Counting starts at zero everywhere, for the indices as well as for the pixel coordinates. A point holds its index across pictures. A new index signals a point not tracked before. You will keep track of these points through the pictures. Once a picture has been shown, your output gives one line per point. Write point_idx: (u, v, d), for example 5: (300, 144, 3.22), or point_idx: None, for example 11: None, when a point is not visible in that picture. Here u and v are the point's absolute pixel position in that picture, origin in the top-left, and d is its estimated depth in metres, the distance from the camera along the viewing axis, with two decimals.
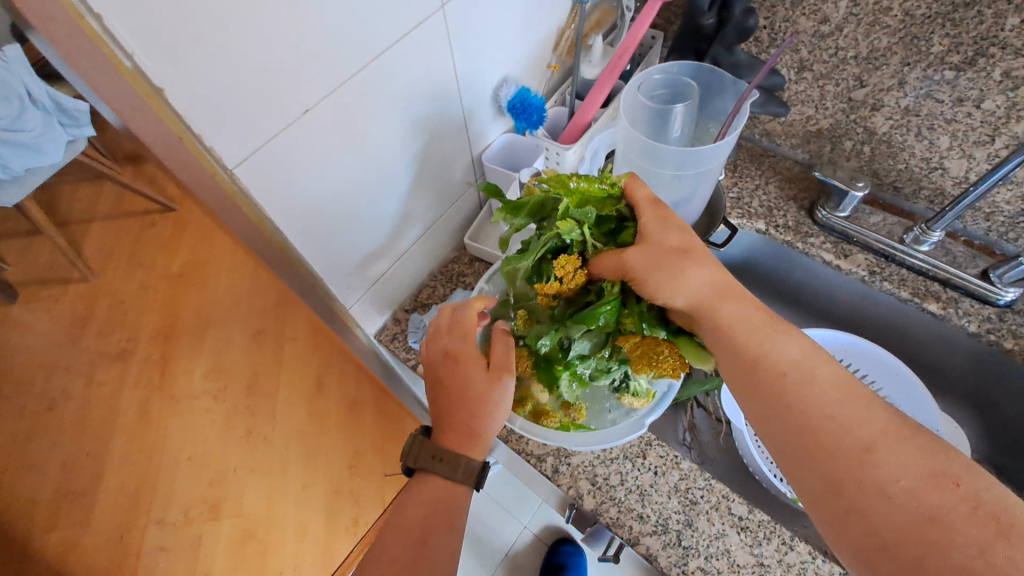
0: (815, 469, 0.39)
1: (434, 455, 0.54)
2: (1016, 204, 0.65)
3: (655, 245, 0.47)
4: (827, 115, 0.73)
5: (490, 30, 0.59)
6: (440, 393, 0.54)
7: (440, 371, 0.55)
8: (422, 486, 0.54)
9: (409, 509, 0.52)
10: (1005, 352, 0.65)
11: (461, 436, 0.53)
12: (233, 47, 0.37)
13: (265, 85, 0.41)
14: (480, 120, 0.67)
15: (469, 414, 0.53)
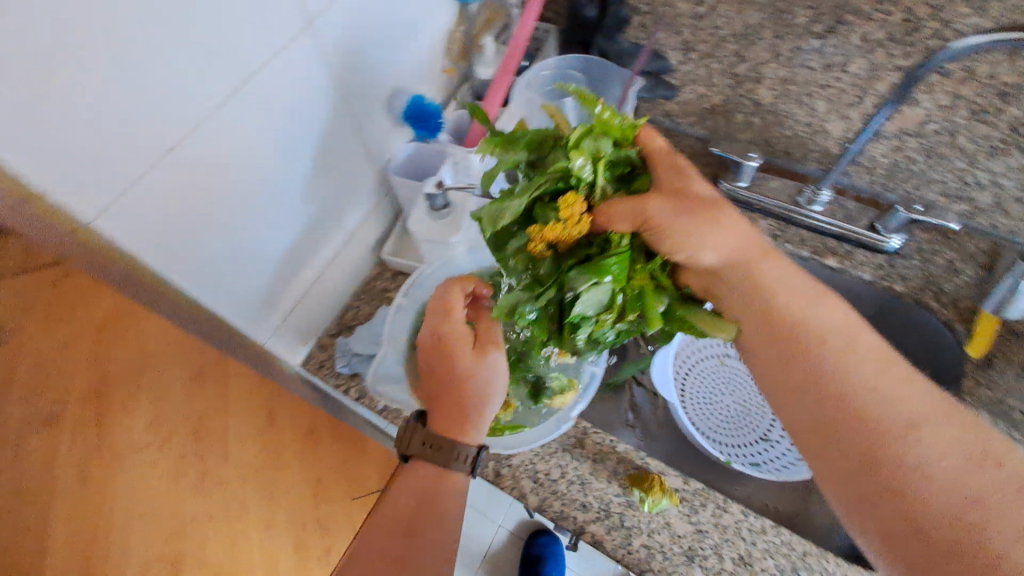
0: (849, 451, 0.41)
1: (427, 443, 0.51)
2: (890, 156, 0.71)
3: (684, 195, 0.46)
4: (718, 92, 0.76)
5: (367, 40, 0.58)
6: (434, 375, 0.53)
7: (433, 355, 0.54)
8: (414, 474, 0.52)
9: (400, 500, 0.51)
10: (897, 295, 0.71)
11: (455, 420, 0.52)
12: (67, 98, 0.34)
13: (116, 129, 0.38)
14: (376, 134, 0.66)
15: (461, 396, 0.52)
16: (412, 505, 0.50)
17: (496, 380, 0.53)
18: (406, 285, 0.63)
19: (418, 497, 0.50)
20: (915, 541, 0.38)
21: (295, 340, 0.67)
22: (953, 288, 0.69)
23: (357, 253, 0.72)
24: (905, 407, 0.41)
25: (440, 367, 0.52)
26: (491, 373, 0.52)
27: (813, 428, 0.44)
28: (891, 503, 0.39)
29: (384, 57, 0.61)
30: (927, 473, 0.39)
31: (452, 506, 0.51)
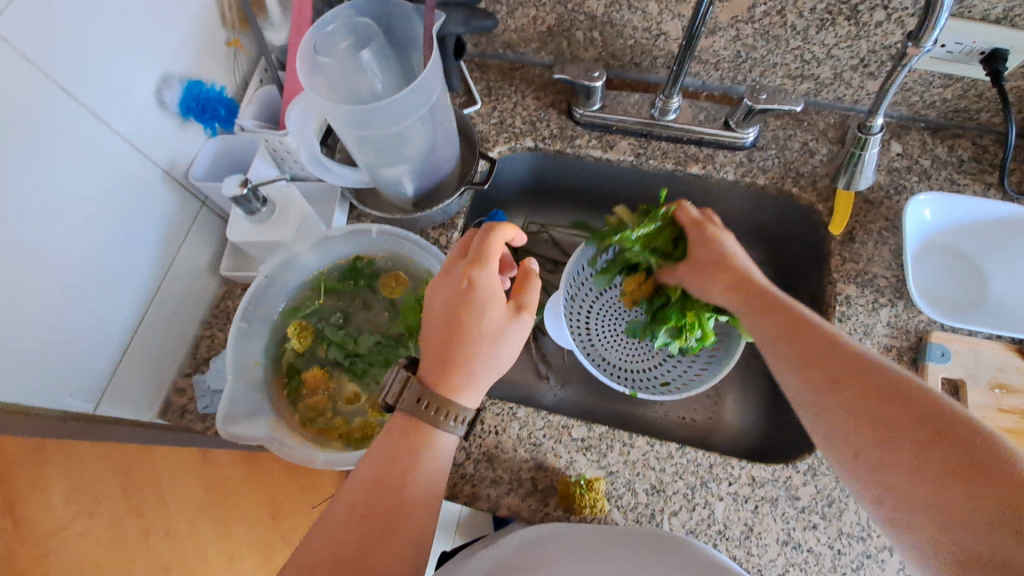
0: (914, 462, 0.37)
1: (417, 399, 0.44)
2: (731, 48, 0.67)
3: (697, 261, 0.62)
4: (549, 11, 0.69)
5: (94, 30, 0.46)
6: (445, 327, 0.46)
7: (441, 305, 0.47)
8: (390, 436, 0.44)
9: (372, 462, 0.43)
10: (762, 189, 0.70)
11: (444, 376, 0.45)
12: None
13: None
14: (159, 137, 0.55)
15: (470, 346, 0.45)
16: (398, 465, 0.43)
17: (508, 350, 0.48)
18: (242, 306, 0.55)
19: (394, 460, 0.43)
20: (883, 434, 0.39)
21: (140, 394, 0.59)
22: (810, 170, 0.69)
23: (190, 278, 0.63)
24: (828, 346, 0.46)
25: (470, 313, 0.46)
26: (520, 336, 0.48)
27: (797, 355, 0.47)
28: (869, 408, 0.40)
29: (132, 48, 0.50)
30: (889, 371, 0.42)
31: (434, 471, 0.44)
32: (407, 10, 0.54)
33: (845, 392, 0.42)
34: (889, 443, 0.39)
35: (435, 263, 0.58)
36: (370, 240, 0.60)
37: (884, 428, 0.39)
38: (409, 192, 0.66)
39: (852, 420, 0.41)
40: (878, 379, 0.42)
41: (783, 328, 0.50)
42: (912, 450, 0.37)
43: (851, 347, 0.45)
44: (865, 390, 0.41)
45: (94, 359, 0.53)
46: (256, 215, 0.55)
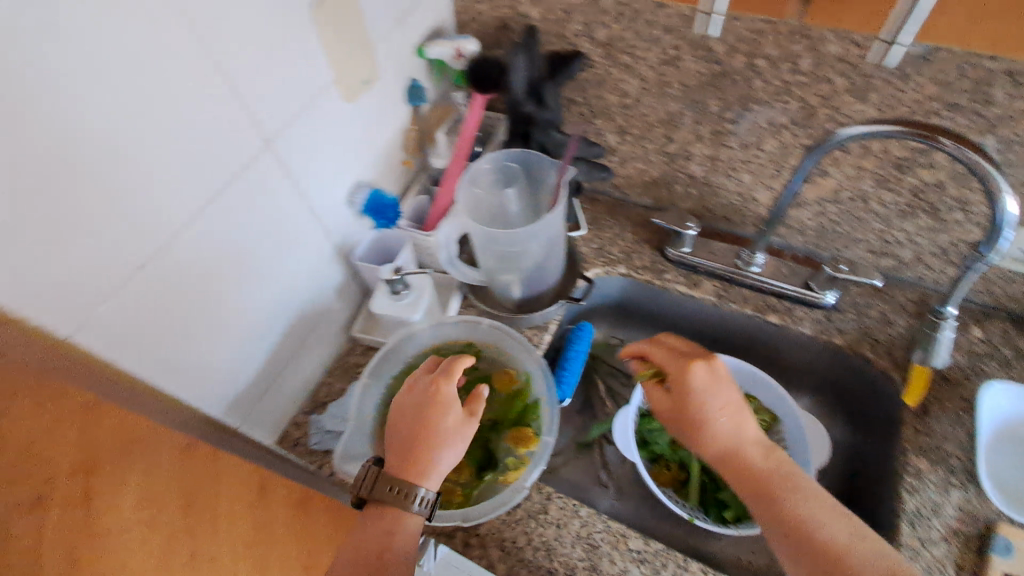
0: None
1: (389, 488, 0.54)
2: (816, 220, 0.76)
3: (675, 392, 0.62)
4: (655, 168, 0.83)
5: (325, 150, 0.64)
6: (431, 423, 0.57)
7: (411, 408, 0.59)
8: (368, 521, 0.54)
9: (374, 537, 0.53)
10: (837, 347, 0.75)
11: (414, 452, 0.56)
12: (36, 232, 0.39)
13: (83, 248, 0.43)
14: (342, 225, 0.72)
15: (428, 441, 0.56)
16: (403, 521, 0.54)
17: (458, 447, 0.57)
18: (370, 364, 0.68)
19: (383, 537, 0.53)
20: (817, 516, 0.51)
21: (270, 422, 0.71)
22: (886, 337, 0.74)
23: (331, 334, 0.77)
24: (758, 460, 0.57)
25: (431, 413, 0.57)
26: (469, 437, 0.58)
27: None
28: None
29: (344, 164, 0.68)
30: (797, 475, 0.56)
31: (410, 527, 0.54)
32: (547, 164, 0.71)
33: (777, 491, 0.54)
34: (819, 520, 0.51)
35: (530, 363, 0.69)
36: (479, 330, 0.72)
37: (814, 512, 0.52)
38: (514, 296, 0.78)
39: (794, 512, 0.52)
40: (800, 480, 0.55)
41: (793, 544, 0.51)
42: (836, 527, 0.50)
43: (853, 560, 0.48)
44: (794, 482, 0.55)
45: (252, 387, 0.66)
46: (396, 296, 0.70)
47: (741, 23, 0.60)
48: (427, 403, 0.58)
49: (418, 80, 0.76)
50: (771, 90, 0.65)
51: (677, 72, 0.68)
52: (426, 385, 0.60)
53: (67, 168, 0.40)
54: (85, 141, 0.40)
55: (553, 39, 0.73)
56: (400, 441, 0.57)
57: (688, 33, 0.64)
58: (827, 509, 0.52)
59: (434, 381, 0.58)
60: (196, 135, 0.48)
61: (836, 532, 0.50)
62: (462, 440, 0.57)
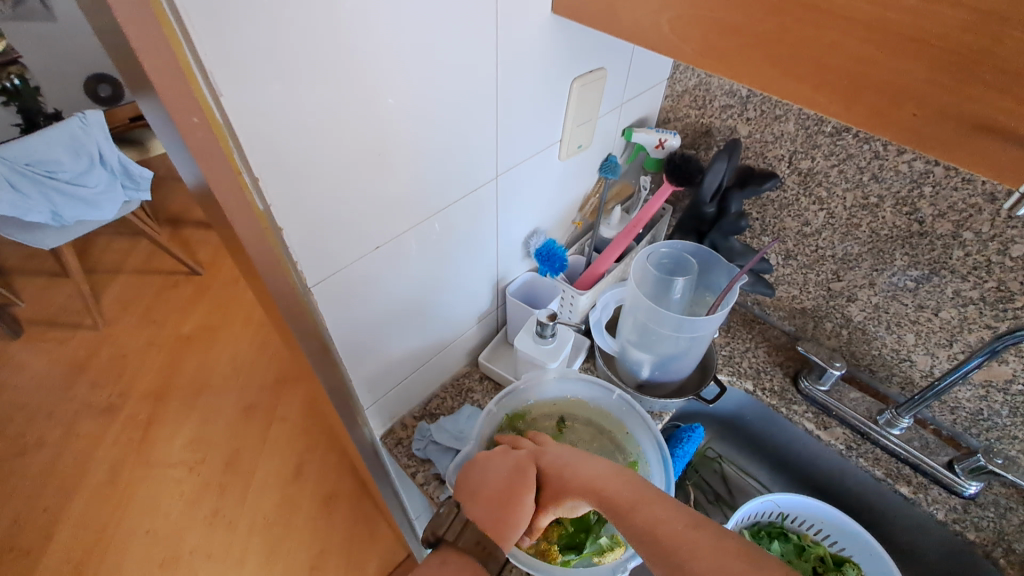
0: None
1: (475, 542, 0.51)
2: (975, 402, 0.72)
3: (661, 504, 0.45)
4: (810, 298, 0.84)
5: (525, 192, 0.71)
6: (516, 493, 0.53)
7: (499, 472, 0.56)
8: (442, 565, 0.51)
9: None
10: (969, 543, 0.68)
11: (498, 516, 0.53)
12: (327, 194, 0.47)
13: (350, 218, 0.50)
14: (510, 260, 0.78)
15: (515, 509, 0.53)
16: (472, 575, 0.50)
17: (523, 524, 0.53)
18: (500, 395, 0.71)
19: None
20: (682, 542, 0.41)
21: (386, 412, 0.75)
22: None
23: (461, 352, 0.82)
24: (610, 488, 0.48)
25: (517, 482, 0.54)
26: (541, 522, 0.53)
27: None
28: None
29: (534, 210, 0.76)
30: (635, 503, 0.45)
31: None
32: (721, 266, 0.76)
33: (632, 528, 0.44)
34: (681, 552, 0.41)
35: (648, 443, 0.68)
36: (609, 399, 0.72)
37: (695, 542, 0.41)
38: (641, 376, 0.79)
39: (643, 537, 0.43)
40: (641, 509, 0.45)
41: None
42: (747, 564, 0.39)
43: None
44: (663, 503, 0.45)
45: (392, 377, 0.71)
46: (541, 339, 0.74)
47: (957, 192, 0.62)
48: (516, 471, 0.55)
49: (615, 156, 0.83)
50: (968, 263, 0.65)
51: (871, 219, 0.71)
52: (520, 454, 0.57)
53: (373, 156, 0.49)
54: (392, 139, 0.49)
55: (751, 155, 0.79)
56: (480, 501, 0.54)
57: (897, 187, 0.67)
58: (712, 542, 0.41)
59: (523, 459, 0.56)
60: (456, 155, 0.57)
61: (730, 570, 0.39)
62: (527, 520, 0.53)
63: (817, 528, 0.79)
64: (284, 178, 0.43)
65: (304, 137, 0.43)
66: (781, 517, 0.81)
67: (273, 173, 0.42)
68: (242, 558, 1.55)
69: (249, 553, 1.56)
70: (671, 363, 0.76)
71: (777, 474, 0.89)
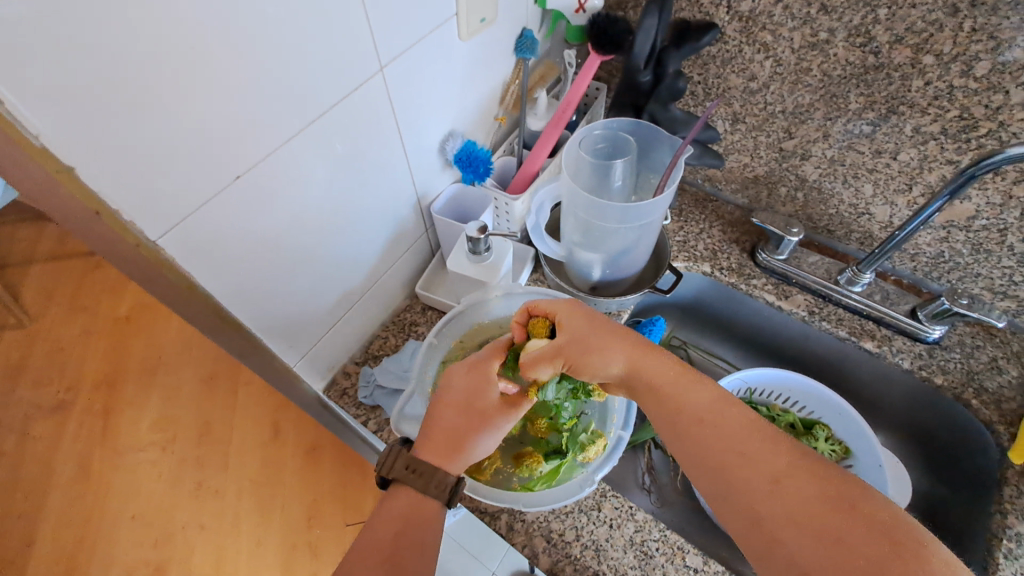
0: None
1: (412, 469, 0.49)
2: (935, 246, 0.69)
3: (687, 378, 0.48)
4: (762, 163, 0.77)
5: (428, 87, 0.60)
6: (465, 401, 0.52)
7: (448, 384, 0.54)
8: (388, 504, 0.48)
9: (382, 530, 0.46)
10: (935, 387, 0.68)
11: (446, 433, 0.51)
12: (138, 115, 0.35)
13: (188, 144, 0.39)
14: (428, 173, 0.67)
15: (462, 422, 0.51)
16: (419, 511, 0.47)
17: (481, 430, 0.52)
18: (438, 324, 0.63)
19: (400, 526, 0.46)
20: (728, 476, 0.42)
21: (322, 364, 0.67)
22: (996, 385, 0.66)
23: (396, 284, 0.74)
24: (645, 365, 0.49)
25: (477, 385, 0.52)
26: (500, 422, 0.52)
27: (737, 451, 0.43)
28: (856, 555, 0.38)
29: (446, 107, 0.64)
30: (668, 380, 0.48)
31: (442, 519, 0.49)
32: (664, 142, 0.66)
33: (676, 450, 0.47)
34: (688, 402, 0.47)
35: None
36: None
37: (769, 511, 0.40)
38: (592, 277, 0.73)
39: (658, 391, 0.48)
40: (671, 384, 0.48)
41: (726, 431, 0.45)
42: (825, 554, 0.37)
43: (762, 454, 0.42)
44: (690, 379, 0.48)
45: (315, 327, 0.62)
46: (476, 256, 0.65)
47: (918, 11, 0.54)
48: (470, 376, 0.53)
49: (531, 30, 0.70)
50: (928, 94, 0.58)
51: (822, 59, 0.62)
52: (468, 363, 0.55)
53: (194, 54, 0.36)
54: (215, 27, 0.37)
55: (685, 5, 0.68)
56: (442, 419, 0.52)
57: (849, 15, 0.58)
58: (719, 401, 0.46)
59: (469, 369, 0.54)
60: (318, 45, 0.45)
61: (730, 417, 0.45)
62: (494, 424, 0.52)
63: (785, 396, 0.79)
64: (60, 99, 0.31)
65: (69, 36, 0.30)
66: (748, 392, 0.80)
67: (37, 97, 0.30)
68: (239, 523, 1.58)
69: (243, 519, 1.56)
70: (621, 258, 0.70)
71: (745, 352, 0.87)
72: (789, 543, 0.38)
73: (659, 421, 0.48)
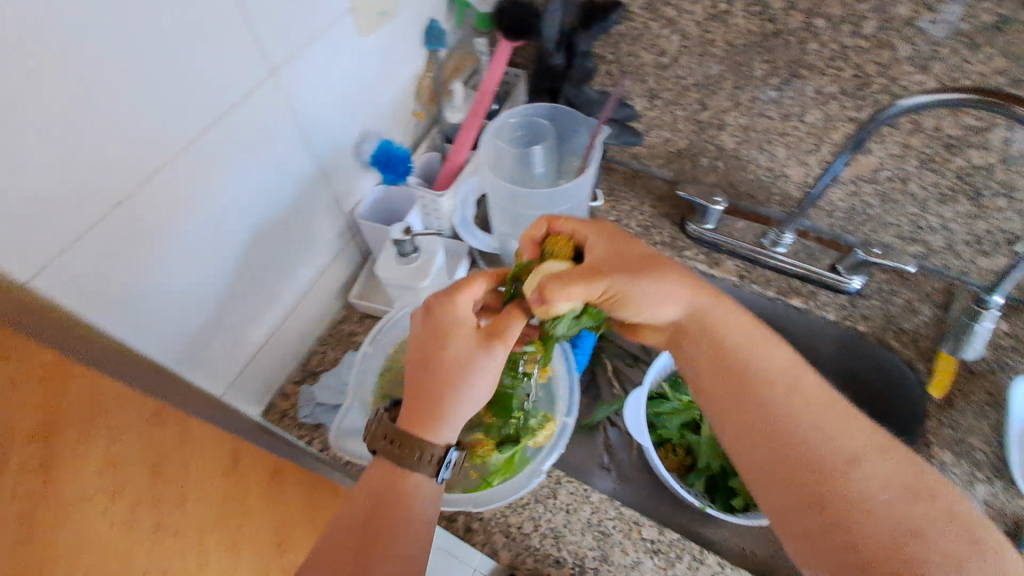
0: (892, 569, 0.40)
1: (391, 441, 0.46)
2: (848, 201, 0.73)
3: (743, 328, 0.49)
4: (682, 137, 0.78)
5: (332, 88, 0.57)
6: (431, 350, 0.47)
7: (415, 333, 0.49)
8: (366, 480, 0.46)
9: (355, 510, 0.44)
10: (860, 334, 0.72)
11: (419, 388, 0.47)
12: None
13: (51, 172, 0.36)
14: (344, 177, 0.65)
15: (434, 373, 0.46)
16: (398, 482, 0.45)
17: (456, 375, 0.46)
18: (371, 332, 0.61)
19: (375, 504, 0.44)
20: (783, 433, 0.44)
21: (256, 388, 0.64)
22: (912, 326, 0.71)
23: (327, 296, 0.71)
24: (725, 319, 0.49)
25: (447, 343, 0.47)
26: (485, 365, 0.46)
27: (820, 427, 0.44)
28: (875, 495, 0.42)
29: (356, 107, 0.61)
30: (722, 327, 0.48)
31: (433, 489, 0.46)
32: (582, 124, 0.66)
33: (715, 406, 0.48)
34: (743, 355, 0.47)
35: None
36: None
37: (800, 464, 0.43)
38: None
39: (732, 347, 0.48)
40: (728, 332, 0.48)
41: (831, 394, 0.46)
42: (887, 504, 0.40)
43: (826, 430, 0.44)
44: (760, 339, 0.48)
45: (239, 350, 0.59)
46: (404, 259, 0.63)
47: None
48: (438, 333, 0.47)
49: (438, 21, 0.67)
50: (824, 55, 0.60)
51: (724, 30, 0.63)
52: (436, 301, 0.48)
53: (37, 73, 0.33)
54: (60, 41, 0.33)
55: None
56: (419, 379, 0.47)
57: None
58: (765, 349, 0.48)
59: (433, 308, 0.48)
60: (192, 53, 0.42)
61: (804, 378, 0.46)
62: (467, 357, 0.46)
63: None
64: None
65: None
66: None
67: None
68: None
69: None
70: None
71: None
72: (851, 511, 0.41)
73: (709, 371, 0.49)
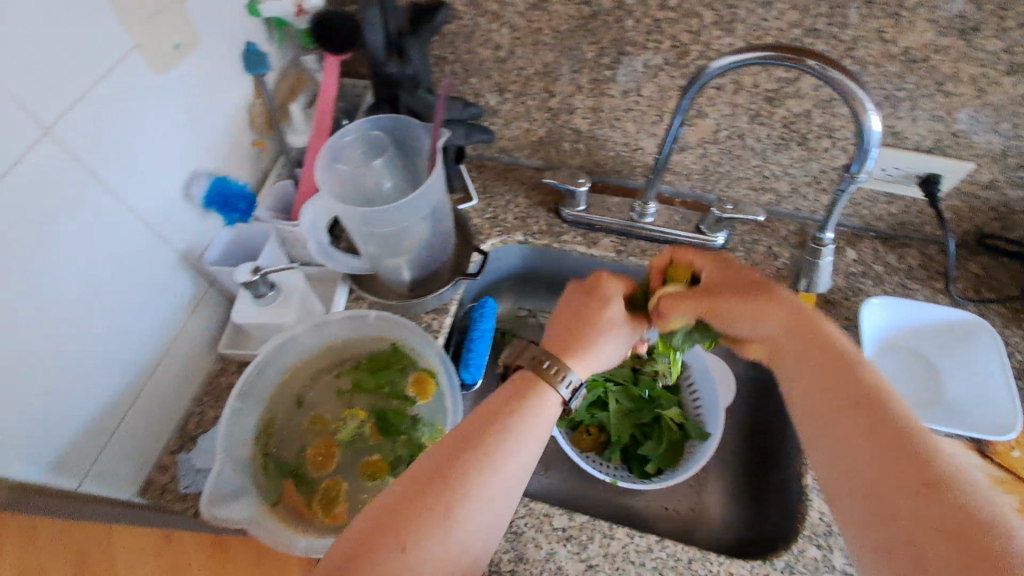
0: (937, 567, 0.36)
1: (535, 358, 0.53)
2: (700, 163, 0.76)
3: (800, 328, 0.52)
4: (540, 125, 0.79)
5: (139, 134, 0.52)
6: (585, 310, 0.57)
7: (575, 303, 0.58)
8: (431, 454, 0.46)
9: (431, 466, 0.45)
10: None
11: (566, 335, 0.55)
12: None
13: None
14: (182, 226, 0.60)
15: (600, 323, 0.56)
16: (453, 467, 0.44)
17: (598, 322, 0.56)
18: (238, 387, 0.57)
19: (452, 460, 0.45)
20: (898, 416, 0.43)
21: (125, 470, 0.58)
22: (774, 270, 0.75)
23: (194, 352, 0.66)
24: (781, 311, 0.53)
25: (598, 305, 0.57)
26: (604, 340, 0.55)
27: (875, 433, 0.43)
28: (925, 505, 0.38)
29: (177, 149, 0.57)
30: (806, 316, 0.52)
31: (505, 466, 0.46)
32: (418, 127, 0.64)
33: (812, 406, 0.48)
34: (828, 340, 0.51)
35: (419, 340, 0.62)
36: (366, 323, 0.63)
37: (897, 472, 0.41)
38: (406, 278, 0.71)
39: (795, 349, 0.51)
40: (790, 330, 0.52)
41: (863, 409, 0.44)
42: (959, 501, 0.37)
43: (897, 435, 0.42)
44: (808, 316, 0.52)
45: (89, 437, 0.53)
46: (262, 300, 0.60)
47: None
48: (592, 297, 0.58)
49: (256, 44, 0.64)
50: (642, 31, 0.62)
51: (546, 18, 0.64)
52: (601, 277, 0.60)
53: None
54: None
55: None
56: (572, 325, 0.56)
57: None
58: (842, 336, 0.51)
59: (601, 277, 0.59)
60: None
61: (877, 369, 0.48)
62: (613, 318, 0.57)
63: None
64: None
65: None
66: None
67: None
68: None
69: None
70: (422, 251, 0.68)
71: None
72: (937, 516, 0.37)
73: (795, 368, 0.51)
